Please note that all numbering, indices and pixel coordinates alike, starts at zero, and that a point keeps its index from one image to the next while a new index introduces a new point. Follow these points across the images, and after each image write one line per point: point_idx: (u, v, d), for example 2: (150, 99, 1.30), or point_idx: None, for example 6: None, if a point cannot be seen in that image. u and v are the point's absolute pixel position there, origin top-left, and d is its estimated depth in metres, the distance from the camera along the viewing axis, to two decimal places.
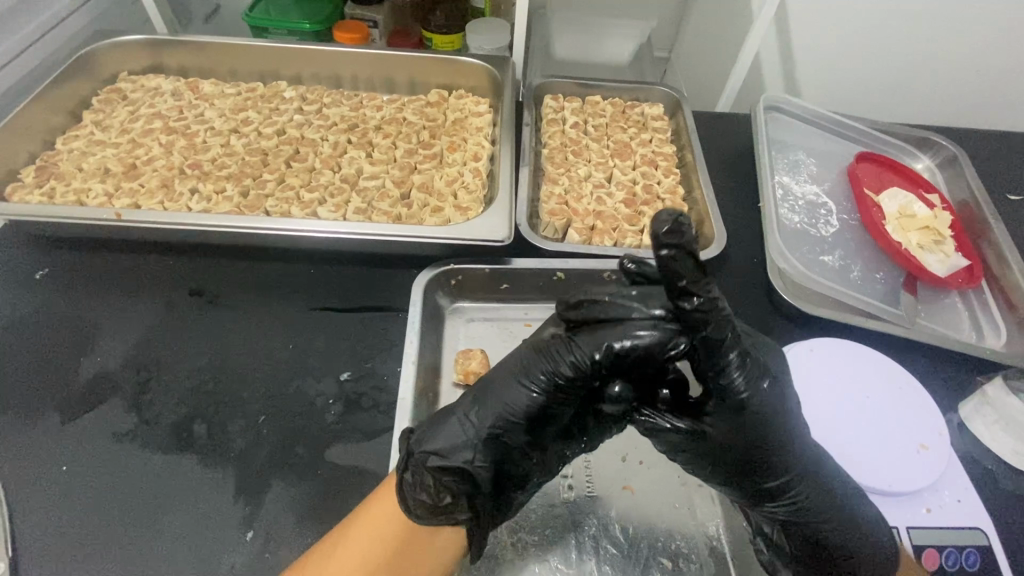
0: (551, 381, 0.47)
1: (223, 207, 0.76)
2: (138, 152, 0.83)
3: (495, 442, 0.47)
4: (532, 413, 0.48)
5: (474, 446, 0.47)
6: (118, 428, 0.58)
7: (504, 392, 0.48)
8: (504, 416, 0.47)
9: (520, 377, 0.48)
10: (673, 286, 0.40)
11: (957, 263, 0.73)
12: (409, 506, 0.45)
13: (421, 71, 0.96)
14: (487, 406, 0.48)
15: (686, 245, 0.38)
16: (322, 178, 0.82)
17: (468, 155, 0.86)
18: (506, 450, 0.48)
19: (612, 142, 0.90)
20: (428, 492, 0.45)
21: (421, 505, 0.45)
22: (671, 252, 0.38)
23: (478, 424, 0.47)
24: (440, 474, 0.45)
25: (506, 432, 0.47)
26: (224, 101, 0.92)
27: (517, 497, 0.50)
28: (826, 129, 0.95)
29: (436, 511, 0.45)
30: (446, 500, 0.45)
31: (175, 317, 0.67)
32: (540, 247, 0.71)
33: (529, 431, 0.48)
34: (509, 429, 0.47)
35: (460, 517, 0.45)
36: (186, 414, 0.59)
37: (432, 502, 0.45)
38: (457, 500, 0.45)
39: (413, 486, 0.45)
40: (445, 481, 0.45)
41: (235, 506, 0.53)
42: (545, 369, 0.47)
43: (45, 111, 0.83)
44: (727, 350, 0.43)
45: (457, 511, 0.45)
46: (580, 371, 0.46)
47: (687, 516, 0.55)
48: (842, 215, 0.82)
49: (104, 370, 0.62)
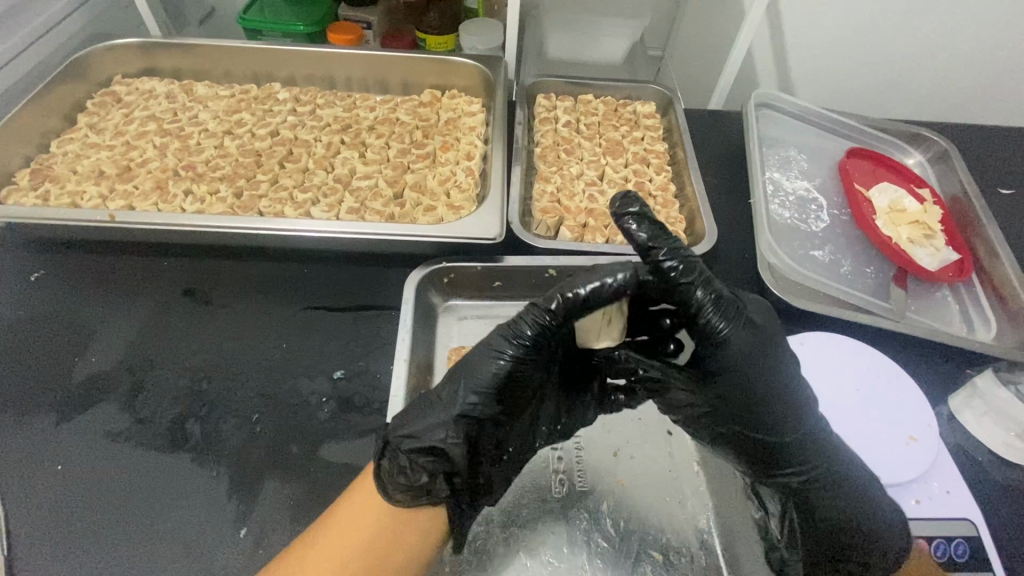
0: (519, 349, 0.47)
1: (217, 208, 0.77)
2: (132, 154, 0.83)
3: (469, 417, 0.47)
4: (505, 382, 0.47)
5: (445, 425, 0.47)
6: (113, 427, 0.58)
7: (476, 364, 0.48)
8: (475, 389, 0.47)
9: (490, 347, 0.48)
10: (642, 245, 0.45)
11: (948, 256, 0.74)
12: (389, 491, 0.47)
13: (414, 71, 0.96)
14: (461, 381, 0.48)
15: (646, 213, 0.46)
16: (316, 178, 0.82)
17: (461, 155, 0.87)
18: (476, 425, 0.48)
19: (605, 140, 0.91)
20: (405, 474, 0.46)
21: (399, 488, 0.46)
22: (634, 220, 0.46)
23: (450, 398, 0.48)
24: (415, 454, 0.46)
25: (476, 407, 0.47)
26: (218, 102, 0.92)
27: (495, 470, 0.51)
28: (817, 125, 0.95)
29: (414, 492, 0.47)
30: (423, 479, 0.46)
31: (170, 317, 0.67)
32: (533, 245, 0.72)
33: (503, 402, 0.48)
34: (480, 403, 0.47)
35: (440, 495, 0.47)
36: (181, 413, 0.59)
37: (408, 482, 0.46)
38: (433, 479, 0.47)
39: (391, 471, 0.46)
40: (421, 462, 0.46)
41: (229, 504, 0.54)
42: (513, 335, 0.47)
43: (40, 114, 0.84)
44: (696, 290, 0.46)
45: (435, 488, 0.47)
46: (548, 332, 0.47)
47: (678, 510, 0.56)
48: (833, 210, 0.83)
49: (99, 370, 0.62)
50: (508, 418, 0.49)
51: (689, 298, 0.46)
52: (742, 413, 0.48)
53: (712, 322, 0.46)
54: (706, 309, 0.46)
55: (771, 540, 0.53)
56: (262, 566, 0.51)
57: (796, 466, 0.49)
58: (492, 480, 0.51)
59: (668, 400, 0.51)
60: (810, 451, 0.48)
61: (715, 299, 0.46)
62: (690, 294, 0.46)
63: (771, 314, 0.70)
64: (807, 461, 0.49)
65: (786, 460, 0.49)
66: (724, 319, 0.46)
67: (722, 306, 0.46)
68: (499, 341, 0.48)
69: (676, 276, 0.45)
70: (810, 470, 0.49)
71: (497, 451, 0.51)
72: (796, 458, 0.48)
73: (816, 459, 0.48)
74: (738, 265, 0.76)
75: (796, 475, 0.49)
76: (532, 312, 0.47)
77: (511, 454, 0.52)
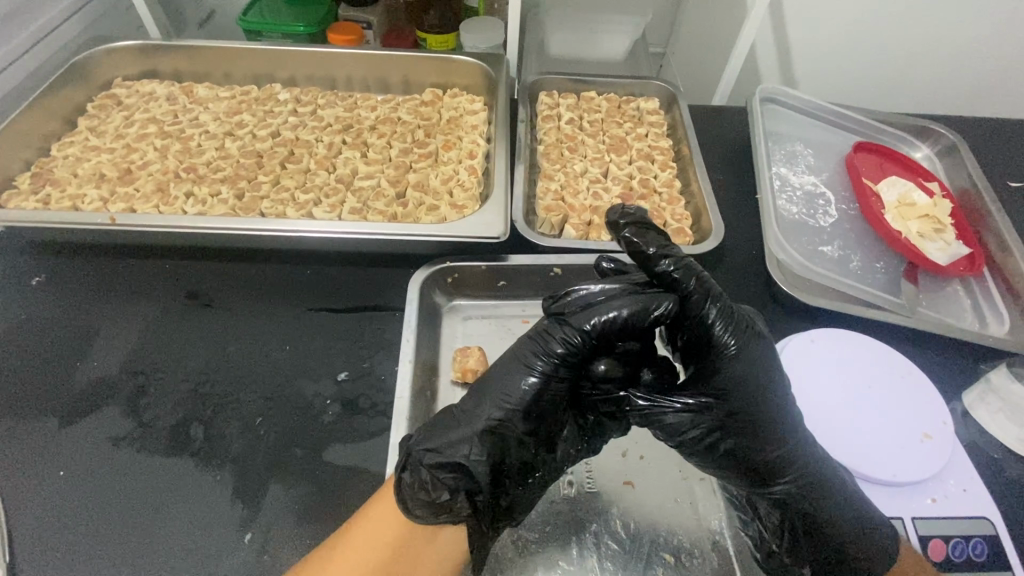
0: (547, 362, 0.47)
1: (219, 210, 0.76)
2: (133, 157, 0.82)
3: (494, 434, 0.46)
4: (533, 400, 0.47)
5: (470, 440, 0.45)
6: (115, 432, 0.57)
7: (504, 383, 0.48)
8: (503, 404, 0.47)
9: (519, 363, 0.48)
10: (645, 254, 0.47)
11: (959, 251, 0.73)
12: (409, 506, 0.45)
13: (415, 70, 0.96)
14: (488, 397, 0.48)
15: (636, 219, 0.50)
16: (318, 179, 0.81)
17: (463, 153, 0.86)
18: (503, 444, 0.46)
19: (608, 137, 0.90)
20: (426, 490, 0.44)
21: (420, 504, 0.44)
22: (630, 232, 0.49)
23: (477, 415, 0.47)
24: (438, 470, 0.44)
25: (502, 423, 0.46)
26: (219, 104, 0.92)
27: (518, 496, 0.48)
28: (821, 119, 0.94)
29: (436, 509, 0.44)
30: (445, 495, 0.44)
31: (173, 321, 0.67)
32: (537, 243, 0.70)
33: (530, 421, 0.47)
34: (508, 419, 0.47)
35: (462, 513, 0.45)
36: (184, 417, 0.59)
37: (430, 498, 0.44)
38: (456, 495, 0.44)
39: (411, 486, 0.44)
40: (444, 478, 0.44)
41: (233, 509, 0.53)
42: (540, 352, 0.48)
43: (40, 118, 0.84)
44: (705, 303, 0.47)
45: (457, 506, 0.45)
46: (577, 349, 0.47)
47: (689, 511, 0.55)
48: (841, 205, 0.82)
49: (101, 375, 0.62)
50: (536, 438, 0.48)
51: (698, 313, 0.47)
52: (742, 424, 0.47)
53: (721, 335, 0.47)
54: (716, 324, 0.47)
55: (766, 549, 0.51)
56: (267, 572, 0.50)
57: (789, 476, 0.47)
58: (514, 500, 0.48)
59: (667, 427, 0.48)
60: (795, 459, 0.47)
61: (725, 316, 0.47)
62: (701, 308, 0.47)
63: (780, 311, 0.69)
64: (799, 468, 0.47)
65: (779, 470, 0.47)
66: (734, 335, 0.47)
67: (733, 322, 0.47)
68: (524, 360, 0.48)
69: (684, 283, 0.47)
70: (802, 476, 0.47)
71: (520, 475, 0.48)
72: (788, 469, 0.47)
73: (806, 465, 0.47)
74: (745, 261, 0.75)
75: (789, 485, 0.47)
76: (558, 329, 0.47)
77: (538, 479, 0.49)
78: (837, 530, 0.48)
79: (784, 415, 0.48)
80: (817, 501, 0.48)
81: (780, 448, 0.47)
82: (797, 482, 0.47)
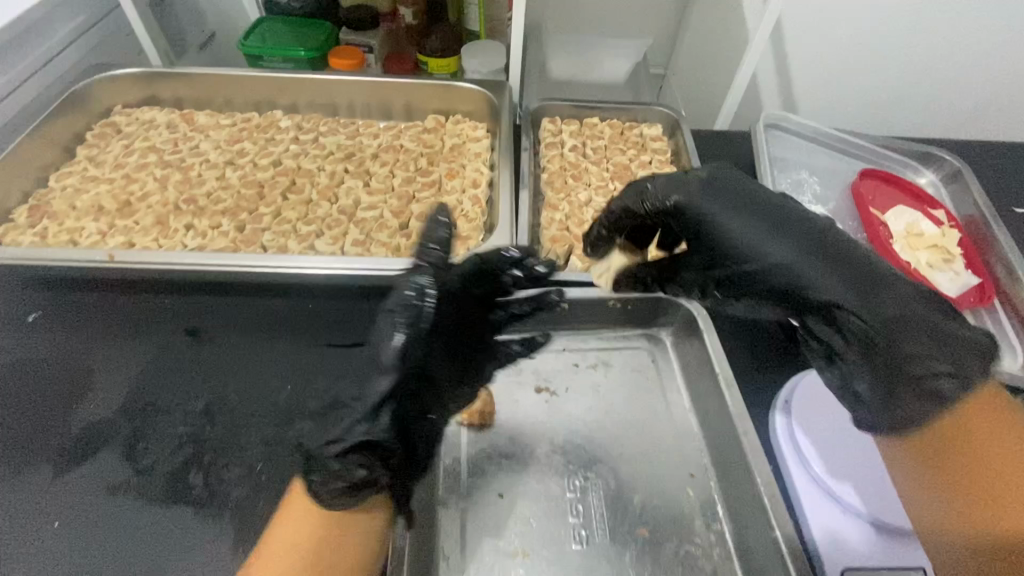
0: (412, 320, 0.49)
1: (219, 243, 0.75)
2: (132, 188, 0.81)
3: (384, 399, 0.47)
4: (406, 356, 0.48)
5: (363, 416, 0.47)
6: (113, 480, 0.56)
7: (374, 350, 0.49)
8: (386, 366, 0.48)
9: (382, 330, 0.49)
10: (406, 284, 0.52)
11: (968, 281, 0.73)
12: (324, 498, 0.45)
13: (418, 97, 0.95)
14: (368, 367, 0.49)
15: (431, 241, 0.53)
16: (320, 210, 0.80)
17: (467, 182, 0.86)
18: (397, 401, 0.48)
19: (612, 165, 0.90)
20: (341, 478, 0.45)
21: (336, 493, 0.45)
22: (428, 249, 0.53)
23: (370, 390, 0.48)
24: (344, 454, 0.45)
25: (393, 387, 0.48)
26: (220, 132, 0.91)
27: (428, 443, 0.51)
28: (825, 145, 0.94)
29: (354, 492, 0.45)
30: (361, 473, 0.45)
31: (172, 359, 0.65)
32: (544, 277, 0.69)
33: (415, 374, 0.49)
34: (396, 379, 0.48)
35: (382, 480, 0.47)
36: (183, 462, 0.57)
37: (346, 484, 0.45)
38: (372, 469, 0.46)
39: (324, 482, 0.45)
40: (354, 457, 0.46)
41: (233, 562, 0.51)
42: (404, 318, 0.49)
43: (39, 148, 0.83)
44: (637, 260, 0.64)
45: (376, 477, 0.46)
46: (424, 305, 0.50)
47: (703, 559, 0.55)
48: (849, 235, 0.81)
49: (99, 419, 0.60)
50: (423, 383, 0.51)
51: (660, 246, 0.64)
52: (716, 247, 0.53)
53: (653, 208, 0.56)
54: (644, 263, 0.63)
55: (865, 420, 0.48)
56: None
57: (843, 311, 0.47)
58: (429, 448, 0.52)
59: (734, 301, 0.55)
60: (851, 294, 0.47)
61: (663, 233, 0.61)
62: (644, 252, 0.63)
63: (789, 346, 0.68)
64: (846, 305, 0.47)
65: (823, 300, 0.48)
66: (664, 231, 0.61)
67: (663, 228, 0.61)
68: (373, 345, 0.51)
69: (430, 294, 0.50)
70: (850, 307, 0.47)
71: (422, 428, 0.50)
72: (813, 289, 0.48)
73: (851, 306, 0.47)
74: None
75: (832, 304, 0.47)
76: (407, 285, 0.50)
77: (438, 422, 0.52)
78: (916, 351, 0.45)
79: (829, 266, 0.48)
80: (878, 324, 0.46)
81: (825, 292, 0.48)
82: (828, 294, 0.48)
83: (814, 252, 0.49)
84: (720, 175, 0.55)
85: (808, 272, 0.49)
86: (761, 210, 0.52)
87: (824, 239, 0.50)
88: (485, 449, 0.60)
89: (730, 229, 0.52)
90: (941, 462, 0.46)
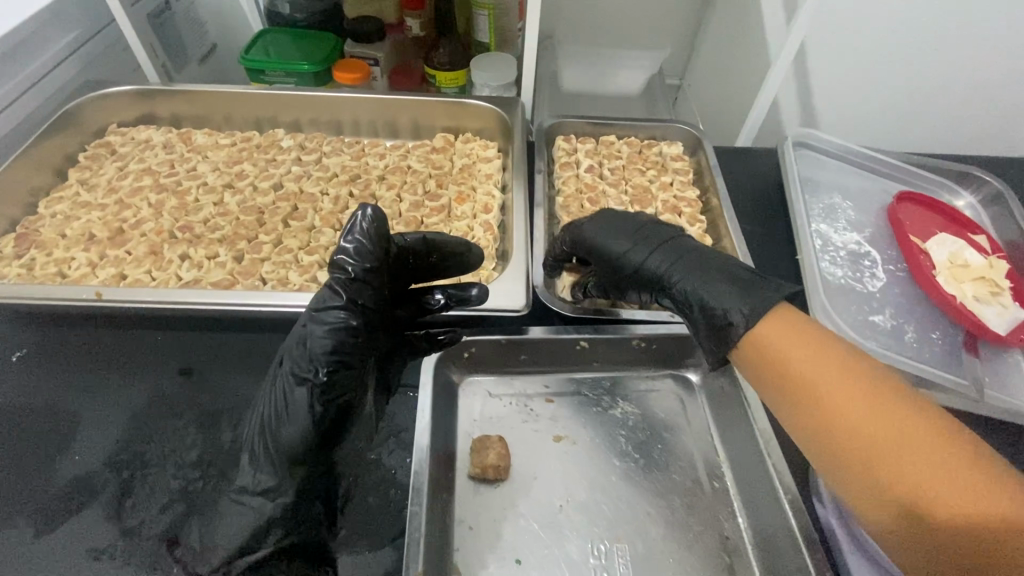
0: (325, 387, 0.43)
1: (215, 275, 0.70)
2: (125, 215, 0.77)
3: (280, 502, 0.46)
4: (309, 445, 0.44)
5: (269, 525, 0.46)
6: (96, 543, 0.51)
7: (277, 429, 0.44)
8: (275, 467, 0.45)
9: (282, 407, 0.44)
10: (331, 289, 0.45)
11: (1019, 316, 0.66)
12: None
13: (425, 114, 0.91)
14: (259, 464, 0.45)
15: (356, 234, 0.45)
16: (323, 238, 0.76)
17: (478, 206, 0.81)
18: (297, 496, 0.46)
19: (631, 187, 0.85)
20: None
21: None
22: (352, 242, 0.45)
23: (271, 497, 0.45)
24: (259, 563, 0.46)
25: (289, 487, 0.45)
26: (218, 152, 0.87)
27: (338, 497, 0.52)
28: (856, 166, 0.89)
29: None
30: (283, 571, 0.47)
31: (164, 403, 0.61)
32: (562, 313, 0.64)
33: (324, 448, 0.45)
34: (287, 482, 0.45)
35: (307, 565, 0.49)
36: (174, 521, 0.53)
37: None
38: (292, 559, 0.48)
39: None
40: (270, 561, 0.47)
41: None
42: (315, 390, 0.43)
43: (28, 172, 0.79)
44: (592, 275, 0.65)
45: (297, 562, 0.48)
46: (341, 347, 0.44)
47: None
48: (887, 265, 0.76)
49: (84, 471, 0.56)
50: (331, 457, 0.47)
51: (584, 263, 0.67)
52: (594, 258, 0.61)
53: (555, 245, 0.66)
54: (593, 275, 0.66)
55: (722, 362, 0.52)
56: None
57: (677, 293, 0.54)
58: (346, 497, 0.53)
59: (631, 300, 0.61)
60: (679, 280, 0.54)
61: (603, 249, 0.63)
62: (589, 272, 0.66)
63: None
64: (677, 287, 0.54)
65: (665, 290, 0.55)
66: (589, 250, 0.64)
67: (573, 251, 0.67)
68: (258, 432, 0.46)
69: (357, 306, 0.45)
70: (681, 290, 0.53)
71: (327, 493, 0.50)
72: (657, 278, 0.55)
73: (680, 288, 0.53)
74: None
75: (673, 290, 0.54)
76: (320, 323, 0.44)
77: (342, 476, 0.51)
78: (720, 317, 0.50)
79: (662, 261, 0.56)
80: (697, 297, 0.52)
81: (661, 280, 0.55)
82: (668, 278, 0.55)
83: (653, 253, 0.57)
84: (676, 239, 0.57)
85: (647, 266, 0.56)
86: (668, 246, 0.57)
87: (668, 246, 0.57)
88: (500, 506, 0.56)
89: (607, 249, 0.60)
90: (860, 474, 0.41)
